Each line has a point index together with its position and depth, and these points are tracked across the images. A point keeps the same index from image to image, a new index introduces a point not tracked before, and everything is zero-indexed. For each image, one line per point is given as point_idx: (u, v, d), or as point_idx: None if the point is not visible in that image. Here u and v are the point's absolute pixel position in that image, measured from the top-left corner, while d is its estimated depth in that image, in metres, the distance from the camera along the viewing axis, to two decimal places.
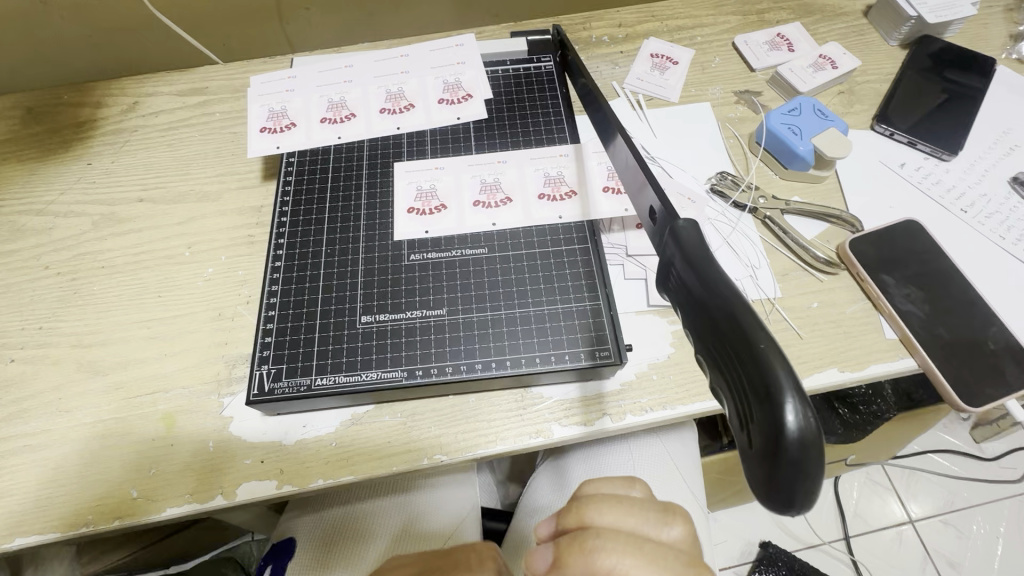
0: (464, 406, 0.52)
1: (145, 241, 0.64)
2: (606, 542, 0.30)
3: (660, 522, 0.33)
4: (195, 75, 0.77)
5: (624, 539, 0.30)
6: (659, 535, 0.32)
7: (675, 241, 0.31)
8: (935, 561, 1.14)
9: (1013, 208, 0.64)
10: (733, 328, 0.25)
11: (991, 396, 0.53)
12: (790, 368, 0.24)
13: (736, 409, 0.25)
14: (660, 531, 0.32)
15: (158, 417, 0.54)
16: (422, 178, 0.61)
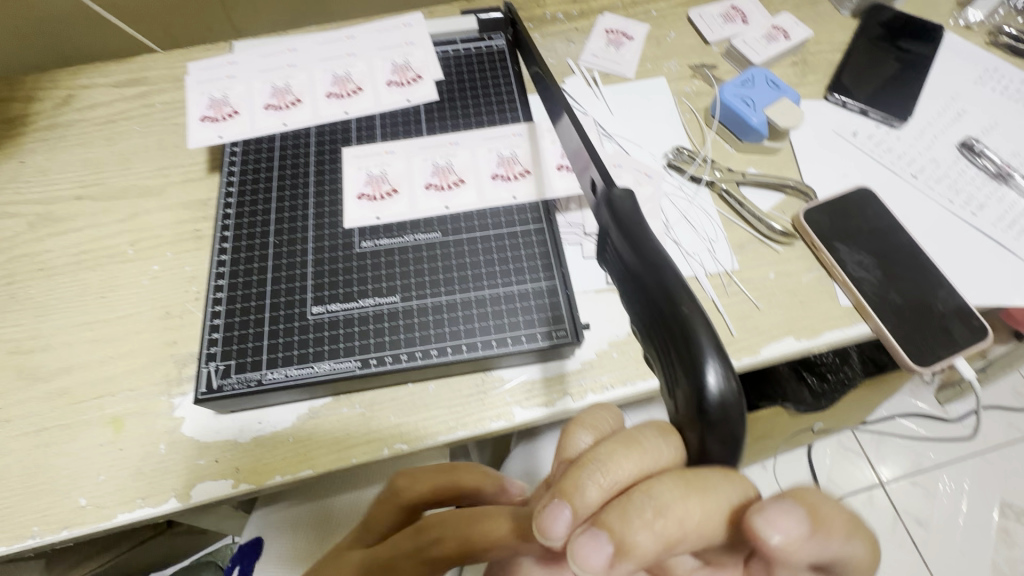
0: (423, 393, 0.52)
1: (85, 240, 0.61)
2: (674, 496, 0.26)
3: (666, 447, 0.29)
4: (133, 65, 0.74)
5: (669, 484, 0.26)
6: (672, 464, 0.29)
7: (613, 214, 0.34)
8: (905, 521, 1.18)
9: (961, 171, 0.65)
10: (664, 300, 0.29)
11: (942, 357, 0.54)
12: (712, 335, 0.28)
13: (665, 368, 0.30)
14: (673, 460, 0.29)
15: (105, 422, 0.52)
16: (372, 163, 0.59)
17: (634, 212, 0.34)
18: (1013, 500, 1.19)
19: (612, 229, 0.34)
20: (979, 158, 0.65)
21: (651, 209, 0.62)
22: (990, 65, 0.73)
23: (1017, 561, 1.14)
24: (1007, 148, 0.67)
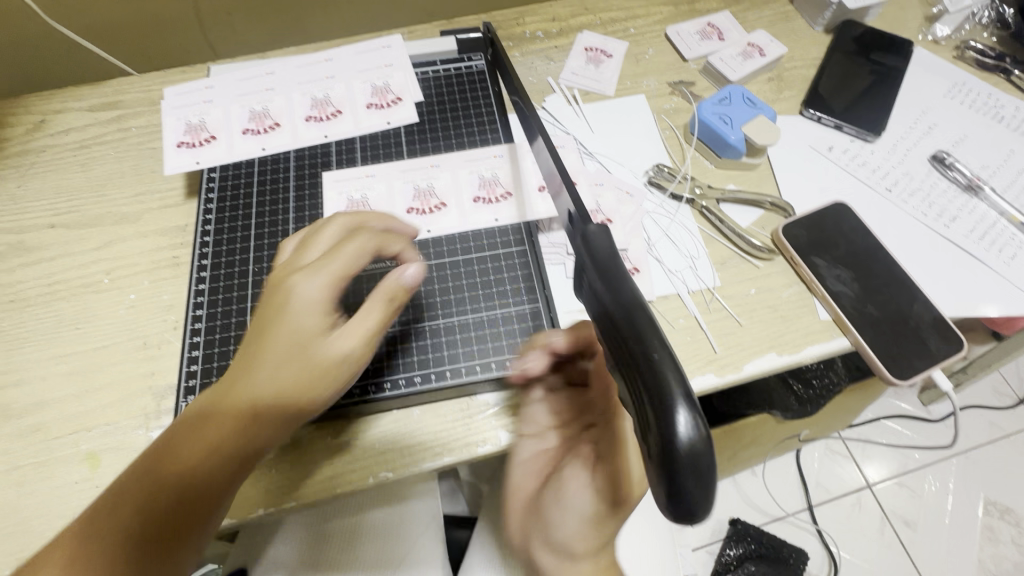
0: (407, 419, 0.51)
1: (58, 270, 0.60)
2: None
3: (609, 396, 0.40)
4: (108, 88, 0.73)
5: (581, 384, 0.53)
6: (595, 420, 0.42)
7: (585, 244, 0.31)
8: (893, 523, 1.19)
9: (933, 184, 0.66)
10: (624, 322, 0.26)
11: (919, 369, 0.55)
12: (682, 375, 0.24)
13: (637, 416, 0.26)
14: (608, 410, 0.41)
15: (81, 458, 0.50)
16: (352, 187, 0.59)
17: (610, 247, 0.30)
18: (997, 498, 1.21)
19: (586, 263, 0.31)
20: (950, 171, 0.67)
21: (632, 227, 0.62)
22: (958, 79, 0.75)
23: (1001, 559, 1.16)
24: (977, 161, 0.68)
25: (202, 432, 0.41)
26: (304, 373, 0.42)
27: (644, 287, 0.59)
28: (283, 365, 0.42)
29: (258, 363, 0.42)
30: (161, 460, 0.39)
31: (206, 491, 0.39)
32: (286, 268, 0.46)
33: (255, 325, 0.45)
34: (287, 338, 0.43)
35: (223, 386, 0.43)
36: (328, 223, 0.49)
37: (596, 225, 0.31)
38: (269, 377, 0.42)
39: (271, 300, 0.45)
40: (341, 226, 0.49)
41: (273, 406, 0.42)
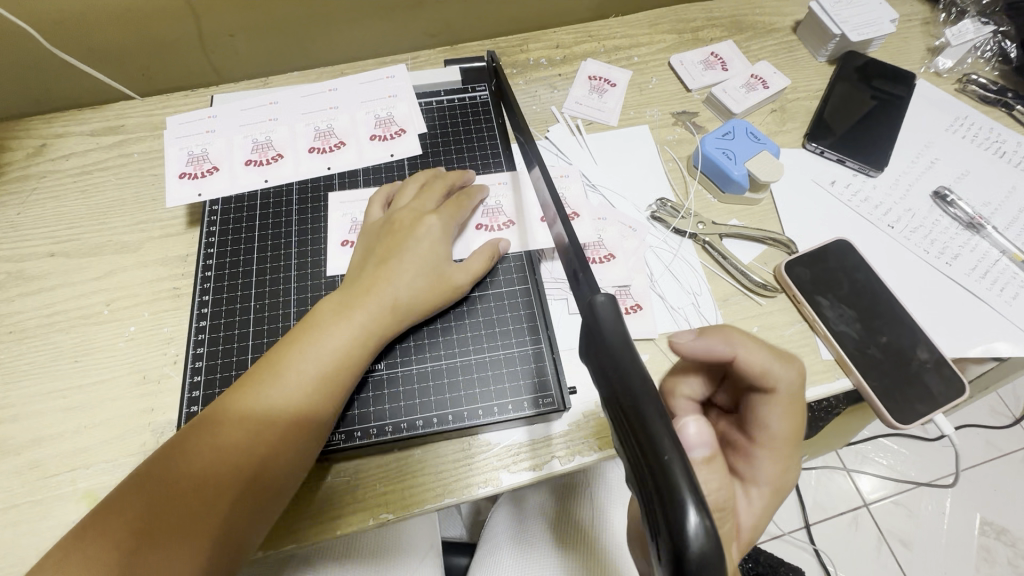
0: (407, 460, 0.51)
1: (58, 300, 0.59)
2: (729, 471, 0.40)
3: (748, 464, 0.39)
4: (110, 112, 0.73)
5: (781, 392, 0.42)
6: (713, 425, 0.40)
7: (591, 316, 0.30)
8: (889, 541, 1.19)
9: (935, 221, 0.67)
10: (633, 411, 0.26)
11: (922, 413, 0.55)
12: (693, 476, 0.25)
13: (645, 508, 0.26)
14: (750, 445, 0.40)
15: (79, 496, 0.50)
16: (357, 209, 0.60)
17: (617, 322, 0.30)
18: (993, 518, 1.21)
19: (588, 341, 0.30)
20: (952, 207, 0.67)
21: (635, 262, 0.62)
22: (960, 112, 0.75)
23: None
24: (979, 198, 0.68)
25: (216, 432, 0.42)
26: (436, 285, 0.52)
27: (647, 324, 0.59)
28: (421, 278, 0.51)
29: (401, 272, 0.51)
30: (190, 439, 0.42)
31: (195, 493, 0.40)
32: (409, 209, 0.55)
33: (381, 251, 0.52)
34: (426, 256, 0.52)
35: (361, 290, 0.50)
36: (431, 176, 0.59)
37: (605, 295, 0.31)
38: (411, 284, 0.51)
39: (397, 232, 0.53)
40: (447, 178, 0.59)
41: (411, 309, 0.51)
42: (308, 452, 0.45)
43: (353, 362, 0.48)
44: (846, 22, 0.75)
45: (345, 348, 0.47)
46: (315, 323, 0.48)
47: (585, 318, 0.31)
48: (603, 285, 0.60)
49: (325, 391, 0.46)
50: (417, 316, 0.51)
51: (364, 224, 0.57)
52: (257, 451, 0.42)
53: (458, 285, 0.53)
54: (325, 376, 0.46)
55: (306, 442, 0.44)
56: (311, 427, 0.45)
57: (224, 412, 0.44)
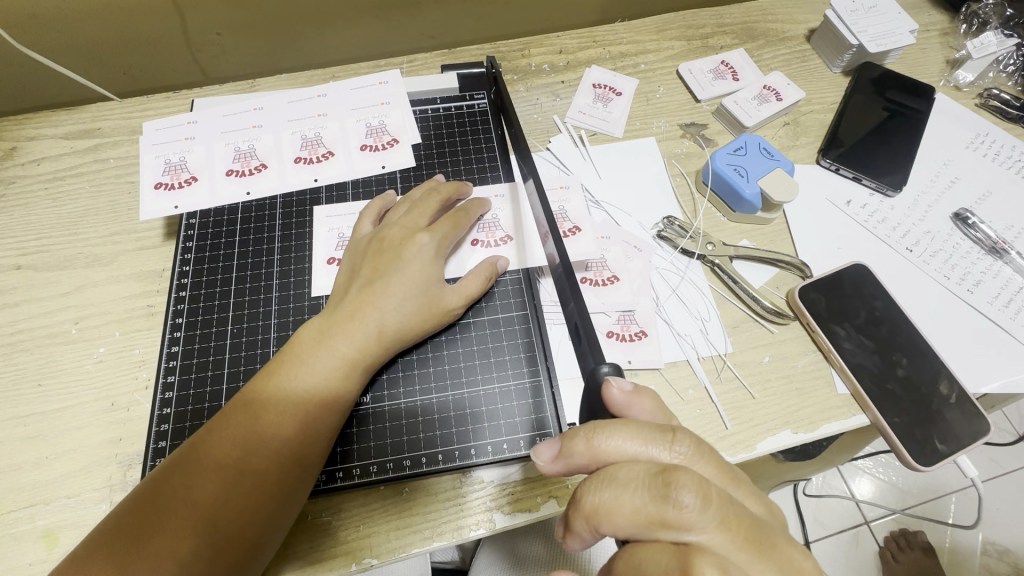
0: (395, 497, 0.47)
1: (23, 317, 0.56)
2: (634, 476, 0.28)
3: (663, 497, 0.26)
4: (87, 114, 0.68)
5: (635, 574, 0.26)
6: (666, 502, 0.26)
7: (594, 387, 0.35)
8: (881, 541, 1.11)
9: (955, 245, 0.63)
10: None
11: (944, 454, 0.51)
12: None
13: None
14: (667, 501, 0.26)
15: (36, 536, 0.46)
16: (344, 224, 0.56)
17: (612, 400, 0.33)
18: (995, 538, 1.13)
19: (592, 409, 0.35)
20: (973, 230, 0.64)
21: (640, 285, 0.59)
22: (981, 129, 0.72)
23: None
24: (1001, 221, 0.65)
25: (188, 476, 0.39)
26: (426, 310, 0.48)
27: (652, 354, 0.55)
28: (410, 301, 0.48)
29: (388, 295, 0.47)
30: (184, 461, 0.40)
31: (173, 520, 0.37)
32: (400, 225, 0.51)
33: (368, 274, 0.48)
34: (416, 278, 0.48)
35: (343, 316, 0.46)
36: (427, 191, 0.54)
37: (610, 366, 0.35)
38: (399, 309, 0.47)
39: (385, 252, 0.49)
40: (443, 192, 0.54)
41: (400, 335, 0.47)
42: (297, 487, 0.41)
43: (338, 396, 0.44)
44: (864, 32, 0.71)
45: (329, 379, 0.44)
46: (295, 352, 0.45)
47: (590, 387, 0.35)
48: (606, 309, 0.57)
49: (308, 424, 0.42)
50: (407, 342, 0.48)
51: (352, 241, 0.53)
52: (240, 482, 0.39)
53: (451, 308, 0.50)
54: (310, 410, 0.42)
55: (286, 484, 0.40)
56: (293, 462, 0.41)
57: (212, 436, 0.41)
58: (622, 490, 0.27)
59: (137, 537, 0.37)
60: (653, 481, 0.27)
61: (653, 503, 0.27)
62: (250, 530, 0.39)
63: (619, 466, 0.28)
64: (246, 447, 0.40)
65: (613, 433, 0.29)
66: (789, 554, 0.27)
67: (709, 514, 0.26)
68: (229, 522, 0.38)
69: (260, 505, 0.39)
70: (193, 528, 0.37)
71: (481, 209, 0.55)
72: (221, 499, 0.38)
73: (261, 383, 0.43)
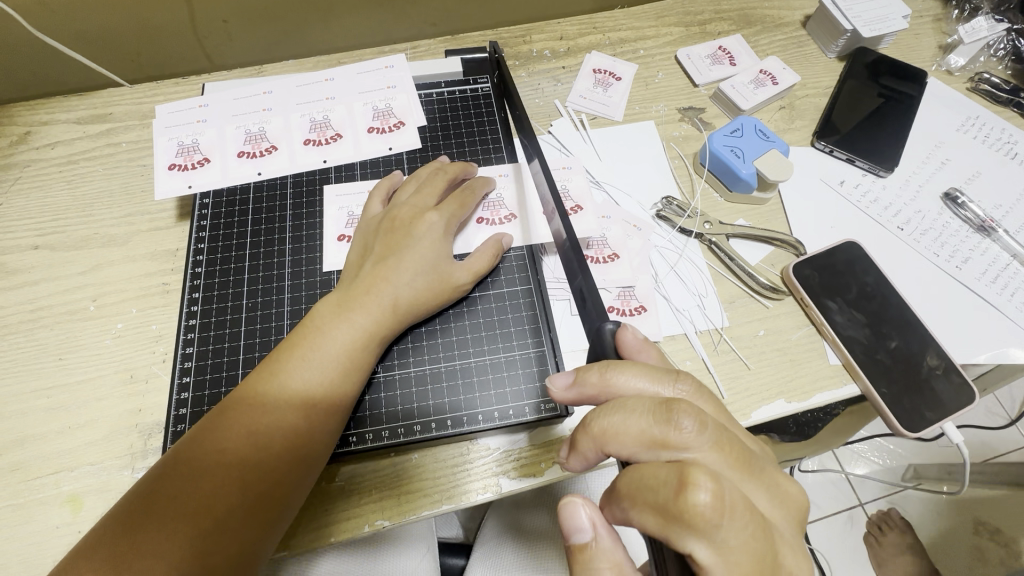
0: (406, 463, 0.49)
1: (42, 294, 0.57)
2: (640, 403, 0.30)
3: (666, 419, 0.29)
4: (99, 99, 0.70)
5: (636, 488, 0.28)
6: (667, 424, 0.29)
7: (599, 342, 0.38)
8: (869, 515, 1.15)
9: (945, 223, 0.65)
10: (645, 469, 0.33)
11: (932, 421, 0.53)
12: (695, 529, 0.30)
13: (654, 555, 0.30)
14: (668, 422, 0.29)
15: (62, 500, 0.48)
16: (353, 203, 0.58)
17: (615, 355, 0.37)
18: (988, 518, 1.15)
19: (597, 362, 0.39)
20: (963, 210, 0.66)
21: (639, 263, 0.61)
22: (971, 112, 0.73)
23: None
24: (989, 200, 0.67)
25: (216, 441, 0.41)
26: (437, 284, 0.50)
27: (651, 328, 0.57)
28: (421, 276, 0.49)
29: (400, 270, 0.49)
30: (210, 426, 0.42)
31: (203, 481, 0.39)
32: (410, 203, 0.53)
33: (380, 249, 0.50)
34: (427, 254, 0.50)
35: (358, 289, 0.48)
36: (434, 170, 0.56)
37: (613, 325, 0.38)
38: (410, 283, 0.49)
39: (396, 230, 0.51)
40: (450, 173, 0.56)
41: (412, 308, 0.49)
42: (318, 450, 0.43)
43: (355, 366, 0.46)
44: (858, 17, 0.73)
45: (347, 350, 0.45)
46: (313, 325, 0.46)
47: (596, 343, 0.39)
48: (606, 286, 0.59)
49: (328, 392, 0.44)
50: (418, 315, 0.50)
51: (363, 219, 0.55)
52: (266, 446, 0.41)
53: (460, 283, 0.51)
54: (331, 380, 0.44)
55: (309, 448, 0.42)
56: (316, 428, 0.43)
57: (237, 402, 0.43)
58: (629, 415, 0.30)
59: (170, 503, 0.38)
60: (656, 409, 0.29)
61: (656, 425, 0.29)
62: (279, 492, 0.41)
63: (626, 397, 0.31)
64: (270, 416, 0.42)
65: (623, 371, 0.33)
66: (775, 479, 0.30)
67: (706, 436, 0.28)
68: (257, 483, 0.40)
69: (286, 467, 0.41)
70: (224, 492, 0.39)
71: (487, 189, 0.57)
72: (249, 462, 0.40)
73: (280, 354, 0.45)
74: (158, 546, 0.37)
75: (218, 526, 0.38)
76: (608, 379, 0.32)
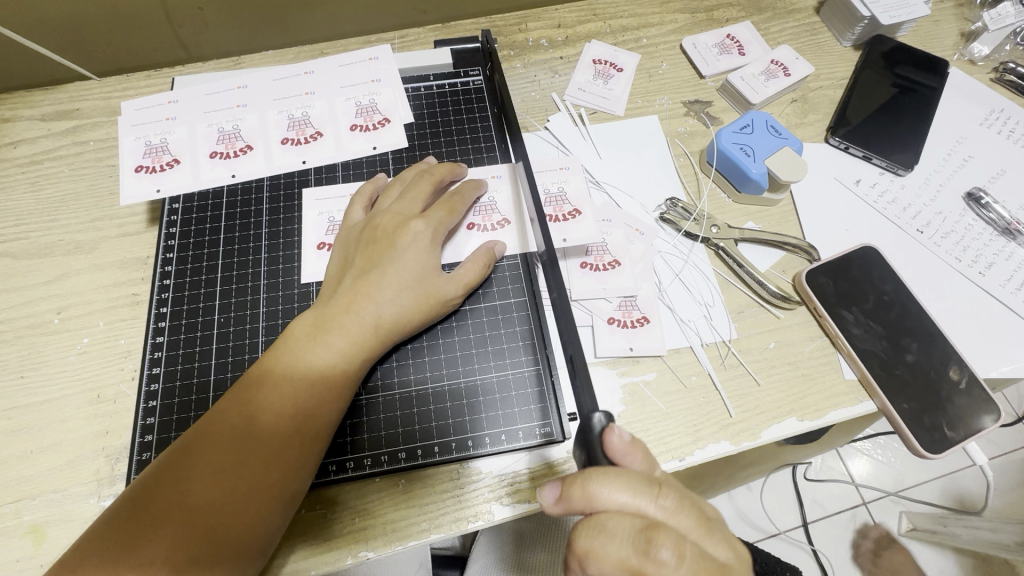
0: (391, 492, 0.46)
1: (4, 306, 0.54)
2: (623, 528, 0.31)
3: (645, 553, 0.30)
4: (65, 94, 0.66)
5: None
6: (645, 559, 0.30)
7: (584, 435, 0.36)
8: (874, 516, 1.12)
9: (968, 226, 0.61)
10: None
11: (954, 441, 0.50)
12: None
13: None
14: (646, 557, 0.30)
15: (23, 531, 0.45)
16: (335, 207, 0.54)
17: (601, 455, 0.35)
18: None
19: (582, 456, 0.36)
20: (987, 211, 0.62)
21: (641, 270, 0.57)
22: (995, 105, 0.69)
23: None
24: (1015, 201, 0.63)
25: (184, 479, 0.37)
26: (424, 300, 0.46)
27: (654, 341, 0.53)
28: (406, 292, 0.45)
29: (382, 285, 0.45)
30: (178, 461, 0.38)
31: (166, 525, 0.36)
32: (393, 211, 0.49)
33: (361, 263, 0.47)
34: (412, 267, 0.46)
35: (337, 308, 0.44)
36: (420, 173, 0.52)
37: (602, 415, 0.35)
38: (394, 300, 0.45)
39: (378, 241, 0.47)
40: (438, 174, 0.52)
41: (397, 327, 0.45)
42: (295, 487, 0.40)
43: (334, 395, 0.42)
44: (876, 3, 0.68)
45: (327, 374, 0.42)
46: (291, 346, 0.43)
47: (581, 433, 0.36)
48: (606, 295, 0.55)
49: (316, 406, 0.41)
50: (403, 334, 0.46)
51: (344, 227, 0.51)
52: (236, 485, 0.37)
53: (448, 297, 0.47)
54: (307, 408, 0.41)
55: (285, 485, 0.39)
56: (293, 463, 0.39)
57: (207, 434, 0.39)
58: (610, 540, 0.31)
59: (152, 514, 0.36)
60: (637, 539, 0.30)
61: (635, 556, 0.30)
62: (253, 528, 0.37)
63: (610, 519, 0.31)
64: (243, 449, 0.39)
65: (609, 482, 0.32)
66: None
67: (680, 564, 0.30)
68: (227, 527, 0.37)
69: (259, 508, 0.38)
70: (208, 505, 0.37)
71: (478, 193, 0.53)
72: (217, 503, 0.37)
73: (253, 380, 0.41)
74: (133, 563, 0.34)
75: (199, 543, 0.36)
76: (594, 494, 0.32)
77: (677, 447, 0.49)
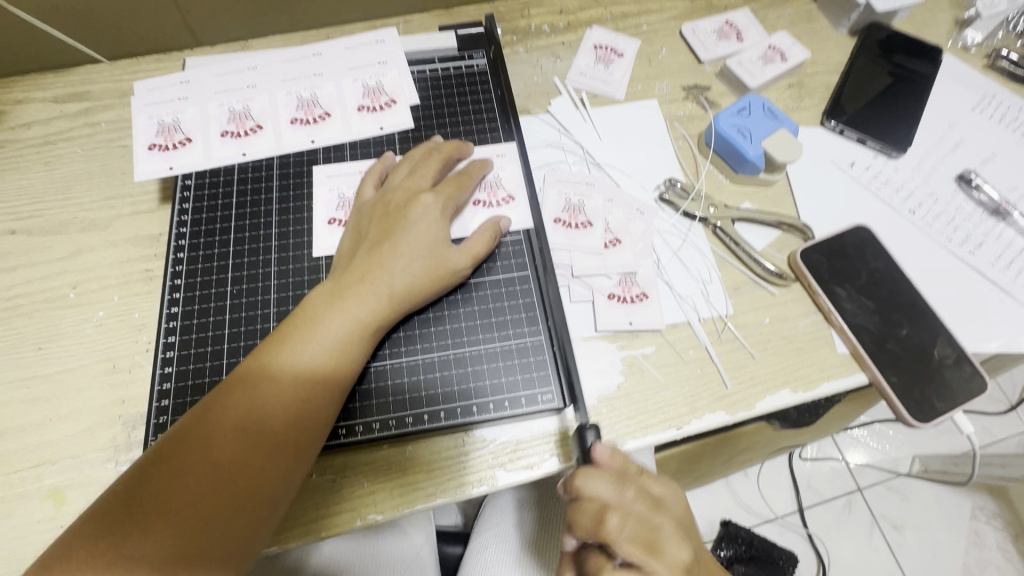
0: (399, 456, 0.47)
1: (19, 281, 0.55)
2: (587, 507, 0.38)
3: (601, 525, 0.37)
4: (76, 78, 0.67)
5: None
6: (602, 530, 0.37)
7: None
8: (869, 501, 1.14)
9: (958, 207, 0.63)
10: None
11: (941, 411, 0.52)
12: None
13: None
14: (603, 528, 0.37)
15: (43, 494, 0.46)
16: (344, 185, 0.56)
17: None
18: (987, 503, 1.14)
19: None
20: (977, 192, 0.63)
21: (641, 248, 0.58)
22: (987, 90, 0.70)
23: (986, 563, 1.09)
24: (1004, 182, 0.65)
25: (200, 440, 0.39)
26: (434, 270, 0.48)
27: (653, 315, 0.55)
28: (418, 262, 0.47)
29: (397, 255, 0.47)
30: (194, 424, 0.39)
31: (186, 483, 0.37)
32: (403, 188, 0.51)
33: (374, 236, 0.48)
34: (423, 238, 0.48)
35: (353, 278, 0.46)
36: (428, 151, 0.54)
37: None
38: (407, 270, 0.47)
39: (391, 215, 0.49)
40: (445, 152, 0.53)
41: (409, 297, 0.47)
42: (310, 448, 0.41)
43: (349, 361, 0.44)
44: None
45: (342, 340, 0.43)
46: (308, 315, 0.44)
47: None
48: (607, 272, 0.57)
49: (330, 371, 0.43)
50: (415, 303, 0.47)
51: (356, 205, 0.52)
52: (252, 446, 0.39)
53: (457, 268, 0.49)
54: (324, 372, 0.42)
55: (300, 447, 0.40)
56: (307, 426, 0.41)
57: (223, 398, 0.40)
58: (579, 516, 0.38)
59: (177, 469, 0.38)
60: (596, 517, 0.38)
61: (594, 531, 0.38)
62: (270, 487, 0.39)
63: (579, 500, 0.39)
64: (262, 411, 0.40)
65: (580, 474, 0.39)
66: (691, 572, 0.38)
67: (626, 535, 0.37)
68: (244, 485, 0.38)
69: (275, 468, 0.39)
70: (229, 473, 0.38)
71: (483, 170, 0.55)
72: (235, 463, 0.38)
73: (269, 347, 0.43)
74: (151, 538, 0.35)
75: (206, 523, 0.37)
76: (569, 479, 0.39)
77: (674, 417, 0.51)
